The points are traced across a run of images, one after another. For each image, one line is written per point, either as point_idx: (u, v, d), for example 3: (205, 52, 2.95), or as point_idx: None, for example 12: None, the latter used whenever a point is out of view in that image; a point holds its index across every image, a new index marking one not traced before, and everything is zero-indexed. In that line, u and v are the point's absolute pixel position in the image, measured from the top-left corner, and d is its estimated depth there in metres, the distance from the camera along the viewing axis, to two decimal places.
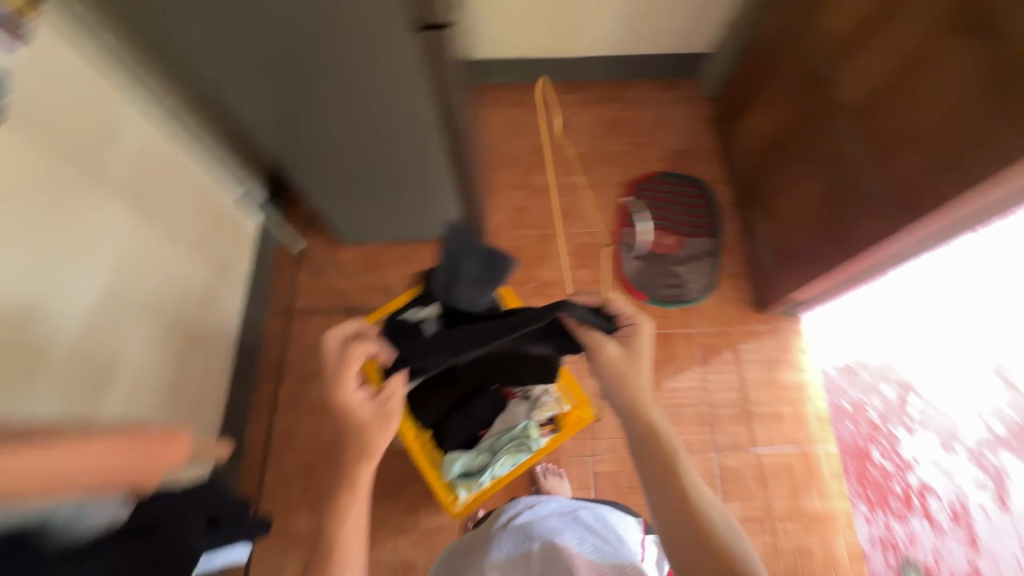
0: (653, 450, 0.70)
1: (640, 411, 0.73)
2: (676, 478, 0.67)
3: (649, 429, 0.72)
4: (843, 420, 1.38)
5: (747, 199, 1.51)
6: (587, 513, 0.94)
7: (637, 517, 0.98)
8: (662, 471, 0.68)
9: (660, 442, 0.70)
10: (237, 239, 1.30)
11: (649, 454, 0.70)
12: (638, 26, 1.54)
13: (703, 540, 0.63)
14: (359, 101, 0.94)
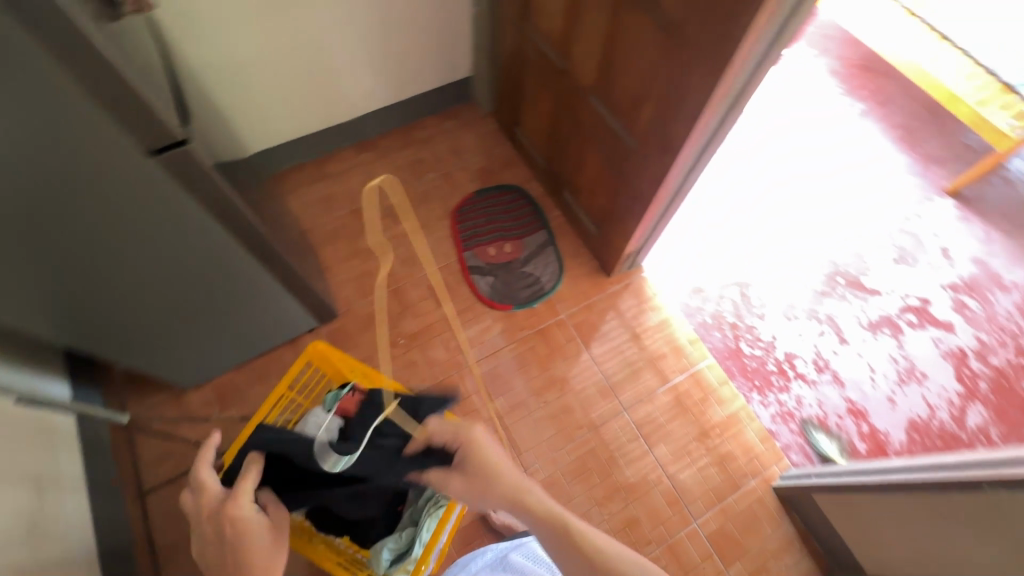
0: (544, 527, 0.79)
1: (518, 499, 0.81)
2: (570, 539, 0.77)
3: (532, 508, 0.80)
4: (711, 332, 1.59)
5: (555, 186, 1.65)
6: (517, 553, 1.03)
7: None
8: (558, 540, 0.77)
9: (546, 515, 0.79)
10: (50, 442, 1.07)
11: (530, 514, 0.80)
12: (399, 74, 1.62)
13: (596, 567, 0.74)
14: (128, 243, 0.86)
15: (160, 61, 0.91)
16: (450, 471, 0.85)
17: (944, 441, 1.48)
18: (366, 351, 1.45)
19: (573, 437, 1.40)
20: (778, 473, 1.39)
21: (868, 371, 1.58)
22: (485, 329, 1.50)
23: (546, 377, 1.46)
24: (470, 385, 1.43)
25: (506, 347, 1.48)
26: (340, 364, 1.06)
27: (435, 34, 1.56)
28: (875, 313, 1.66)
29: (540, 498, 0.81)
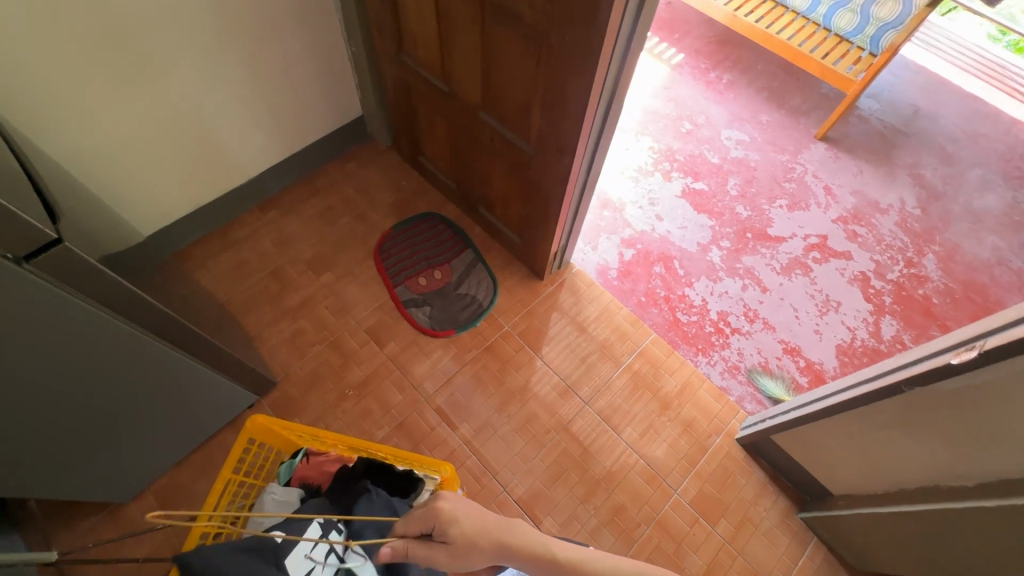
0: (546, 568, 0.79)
1: (513, 549, 0.78)
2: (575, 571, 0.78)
3: (529, 554, 0.79)
4: (648, 309, 1.67)
5: (470, 204, 1.67)
6: None
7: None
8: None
9: (544, 556, 0.79)
10: None
11: (524, 556, 0.79)
12: (287, 126, 1.58)
13: None
14: (16, 364, 0.77)
15: (14, 161, 0.84)
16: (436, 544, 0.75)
17: (869, 357, 1.63)
18: (315, 413, 1.38)
19: (544, 443, 1.40)
20: (737, 425, 1.47)
21: (792, 311, 1.71)
22: (433, 359, 1.48)
23: (505, 391, 1.46)
24: (430, 419, 1.40)
25: (459, 371, 1.47)
26: (286, 431, 1.01)
27: (316, 81, 1.55)
28: (785, 257, 1.81)
29: (533, 541, 0.80)
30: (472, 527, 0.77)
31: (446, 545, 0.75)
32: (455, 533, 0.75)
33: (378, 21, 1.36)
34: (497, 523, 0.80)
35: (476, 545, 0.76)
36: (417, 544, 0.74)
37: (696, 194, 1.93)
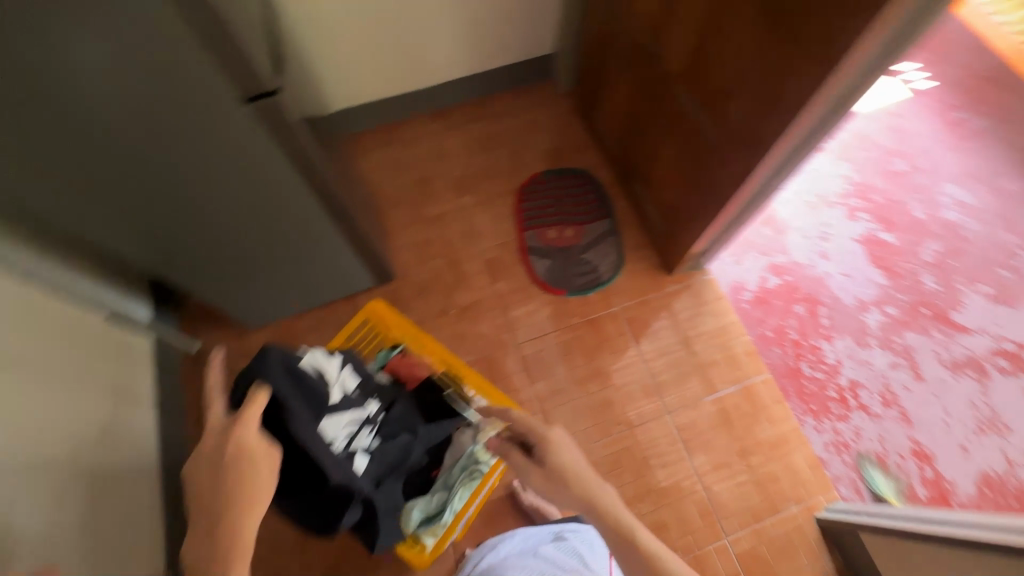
0: (621, 548, 0.70)
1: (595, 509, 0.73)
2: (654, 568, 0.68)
3: (609, 525, 0.72)
4: (770, 346, 1.51)
5: (625, 174, 1.60)
6: (559, 550, 0.92)
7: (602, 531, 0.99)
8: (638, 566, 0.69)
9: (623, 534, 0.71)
10: (126, 361, 1.20)
11: (605, 523, 0.72)
12: (481, 43, 1.60)
13: None
14: (215, 185, 0.91)
15: (260, 12, 0.94)
16: (530, 462, 0.80)
17: (1020, 502, 1.35)
18: (417, 317, 1.48)
19: (610, 431, 1.38)
20: (823, 503, 1.32)
21: (942, 413, 1.45)
22: (535, 311, 1.49)
23: (591, 368, 1.44)
24: (513, 364, 1.44)
25: (555, 332, 1.47)
26: (395, 324, 1.11)
27: (523, 6, 1.53)
28: (960, 352, 1.52)
29: (618, 513, 0.72)
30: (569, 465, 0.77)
31: (539, 465, 0.79)
32: (552, 461, 0.77)
33: None
34: (589, 477, 0.76)
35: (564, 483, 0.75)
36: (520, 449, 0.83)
37: (879, 245, 1.66)
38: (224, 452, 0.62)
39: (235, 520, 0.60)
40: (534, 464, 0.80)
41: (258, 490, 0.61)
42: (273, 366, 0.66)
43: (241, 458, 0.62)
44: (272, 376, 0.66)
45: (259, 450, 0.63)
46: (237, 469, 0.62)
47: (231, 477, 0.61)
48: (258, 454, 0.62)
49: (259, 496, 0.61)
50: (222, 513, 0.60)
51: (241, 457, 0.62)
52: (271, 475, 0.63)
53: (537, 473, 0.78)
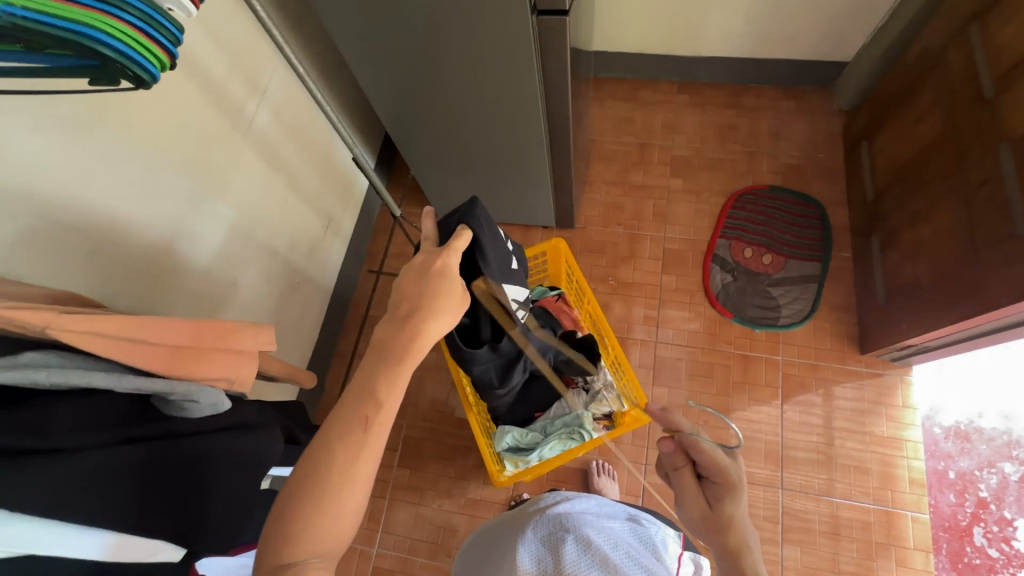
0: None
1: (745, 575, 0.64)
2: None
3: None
4: (945, 490, 1.24)
5: (867, 225, 1.36)
6: (631, 535, 0.78)
7: (677, 534, 0.86)
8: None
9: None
10: (345, 199, 1.41)
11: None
12: (771, 26, 1.43)
13: None
14: (473, 78, 0.97)
15: None
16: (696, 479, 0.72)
17: None
18: None
19: None
20: None
21: None
22: (691, 319, 1.41)
23: (720, 402, 1.33)
24: (644, 358, 1.39)
25: (700, 348, 1.38)
26: (565, 267, 1.12)
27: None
28: None
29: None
30: (736, 521, 0.67)
31: (701, 501, 0.70)
32: (718, 507, 0.68)
33: None
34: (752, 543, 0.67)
35: (726, 536, 0.67)
36: (688, 472, 0.72)
37: None
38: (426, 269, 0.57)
39: (421, 324, 0.55)
40: (699, 497, 0.71)
41: (449, 303, 0.56)
42: (478, 217, 0.68)
43: (443, 275, 0.57)
44: (477, 227, 0.68)
45: (459, 277, 0.58)
46: (434, 283, 0.57)
47: (424, 292, 0.56)
48: (456, 278, 0.58)
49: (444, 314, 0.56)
50: (406, 318, 0.54)
51: (445, 276, 0.57)
52: (459, 301, 0.58)
53: (697, 506, 0.70)
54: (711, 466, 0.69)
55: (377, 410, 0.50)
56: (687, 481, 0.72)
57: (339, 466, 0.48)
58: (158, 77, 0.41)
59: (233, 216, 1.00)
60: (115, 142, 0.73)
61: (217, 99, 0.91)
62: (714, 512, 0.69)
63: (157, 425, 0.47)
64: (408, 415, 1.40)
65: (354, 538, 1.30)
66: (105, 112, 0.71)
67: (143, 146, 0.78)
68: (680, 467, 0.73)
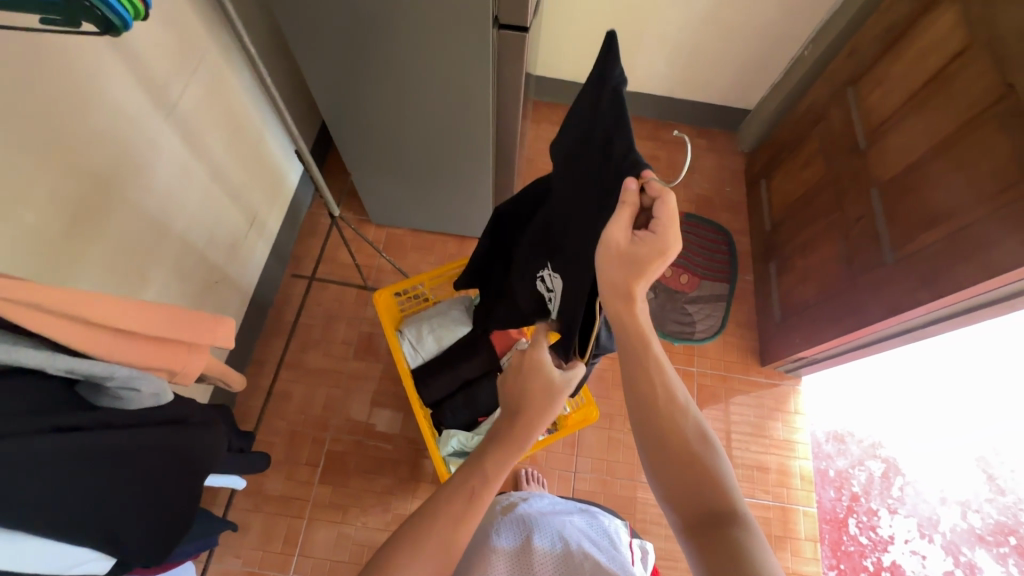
0: (637, 390, 0.59)
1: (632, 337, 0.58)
2: (664, 428, 0.57)
3: (641, 363, 0.58)
4: (826, 486, 1.40)
5: (765, 251, 1.54)
6: (594, 531, 0.81)
7: (625, 523, 0.92)
8: (648, 424, 0.58)
9: (650, 386, 0.58)
10: (272, 196, 1.33)
11: (631, 364, 0.59)
12: (689, 72, 1.60)
13: (687, 474, 0.55)
14: (425, 82, 0.98)
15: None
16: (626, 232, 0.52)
17: None
18: None
19: (634, 477, 1.35)
20: None
21: None
22: None
23: None
24: None
25: None
26: None
27: (747, 54, 1.51)
28: None
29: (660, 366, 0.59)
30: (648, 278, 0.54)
31: (624, 246, 0.52)
32: (641, 262, 0.52)
33: (861, 41, 1.24)
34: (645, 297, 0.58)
35: (628, 288, 0.54)
36: (632, 211, 0.50)
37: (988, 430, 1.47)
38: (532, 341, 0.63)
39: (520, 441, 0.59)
40: (625, 238, 0.51)
41: (534, 406, 0.61)
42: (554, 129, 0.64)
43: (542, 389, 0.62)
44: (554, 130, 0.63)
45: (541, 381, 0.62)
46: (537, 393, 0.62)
47: (523, 399, 0.62)
48: (540, 378, 0.62)
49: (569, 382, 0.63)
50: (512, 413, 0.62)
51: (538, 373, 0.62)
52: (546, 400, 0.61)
53: (616, 246, 0.51)
54: (661, 219, 0.53)
55: (484, 485, 0.55)
56: (623, 221, 0.50)
57: (442, 521, 0.52)
58: (129, 25, 0.39)
59: (149, 204, 0.90)
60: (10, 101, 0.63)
61: (140, 71, 0.82)
62: (634, 260, 0.52)
63: (91, 414, 0.47)
64: (332, 427, 1.32)
65: (265, 564, 1.19)
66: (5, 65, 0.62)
67: (45, 110, 0.68)
68: (624, 205, 0.50)
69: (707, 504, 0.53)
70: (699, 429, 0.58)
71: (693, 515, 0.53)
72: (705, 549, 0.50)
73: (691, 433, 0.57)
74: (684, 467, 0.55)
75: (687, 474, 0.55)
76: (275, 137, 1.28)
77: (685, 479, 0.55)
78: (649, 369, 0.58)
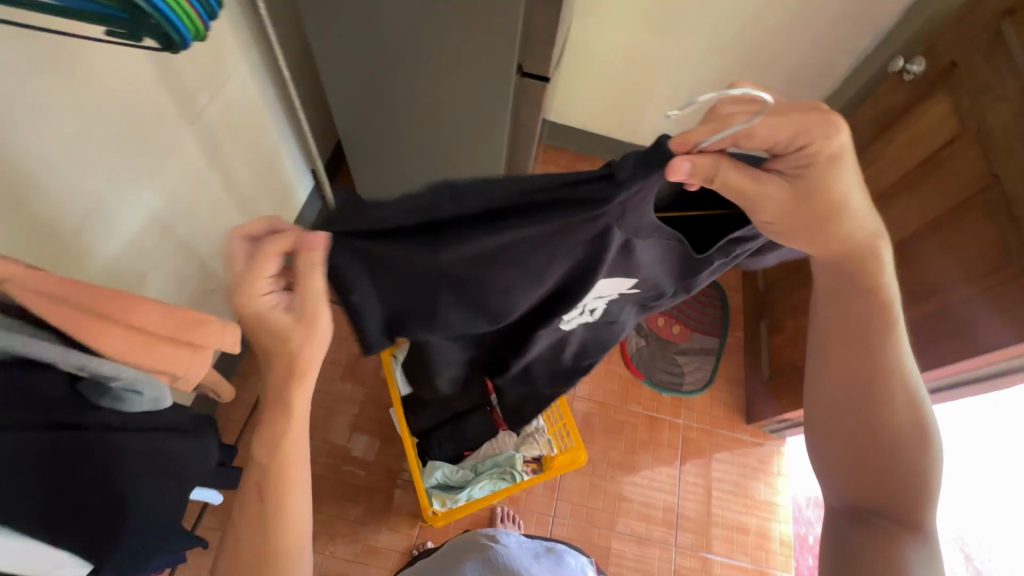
0: (843, 372, 0.63)
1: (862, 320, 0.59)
2: (870, 419, 0.61)
3: (861, 351, 0.60)
4: (805, 553, 1.37)
5: (757, 310, 1.57)
6: None
7: (592, 559, 0.93)
8: (835, 409, 0.65)
9: (886, 384, 0.60)
10: (279, 210, 1.34)
11: (865, 356, 0.60)
12: None
13: (880, 475, 0.62)
14: (445, 118, 1.02)
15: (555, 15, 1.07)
16: (767, 175, 0.48)
17: None
18: None
19: (613, 526, 1.33)
20: None
21: None
22: (607, 377, 1.49)
23: (627, 459, 1.40)
24: None
25: (612, 405, 1.46)
26: None
27: None
28: None
29: (897, 364, 0.60)
30: (856, 170, 0.50)
31: (789, 190, 0.49)
32: (818, 180, 0.48)
33: (859, 119, 1.31)
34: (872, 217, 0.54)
35: (830, 233, 0.53)
36: (735, 169, 0.47)
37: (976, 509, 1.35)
38: (245, 279, 0.48)
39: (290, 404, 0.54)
40: (772, 189, 0.48)
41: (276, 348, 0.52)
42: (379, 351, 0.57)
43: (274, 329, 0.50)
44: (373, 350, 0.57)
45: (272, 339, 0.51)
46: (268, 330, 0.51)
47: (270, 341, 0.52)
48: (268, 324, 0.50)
49: (317, 315, 0.50)
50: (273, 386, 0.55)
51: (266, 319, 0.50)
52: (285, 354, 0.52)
53: (783, 199, 0.49)
54: (791, 133, 0.46)
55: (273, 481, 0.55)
56: (741, 178, 0.47)
57: (251, 526, 0.54)
58: (188, 43, 0.41)
59: (159, 205, 0.91)
60: (39, 95, 0.65)
61: (171, 80, 0.85)
62: (813, 188, 0.49)
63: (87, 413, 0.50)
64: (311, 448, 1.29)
65: None
66: (40, 61, 0.64)
67: (75, 109, 0.70)
68: (728, 175, 0.46)
69: (880, 502, 0.62)
70: (915, 424, 0.60)
71: (853, 501, 0.65)
72: (862, 538, 0.62)
73: (899, 429, 0.60)
74: (875, 464, 0.62)
75: (869, 466, 0.63)
76: (290, 154, 1.30)
77: (872, 479, 0.62)
78: (888, 365, 0.60)
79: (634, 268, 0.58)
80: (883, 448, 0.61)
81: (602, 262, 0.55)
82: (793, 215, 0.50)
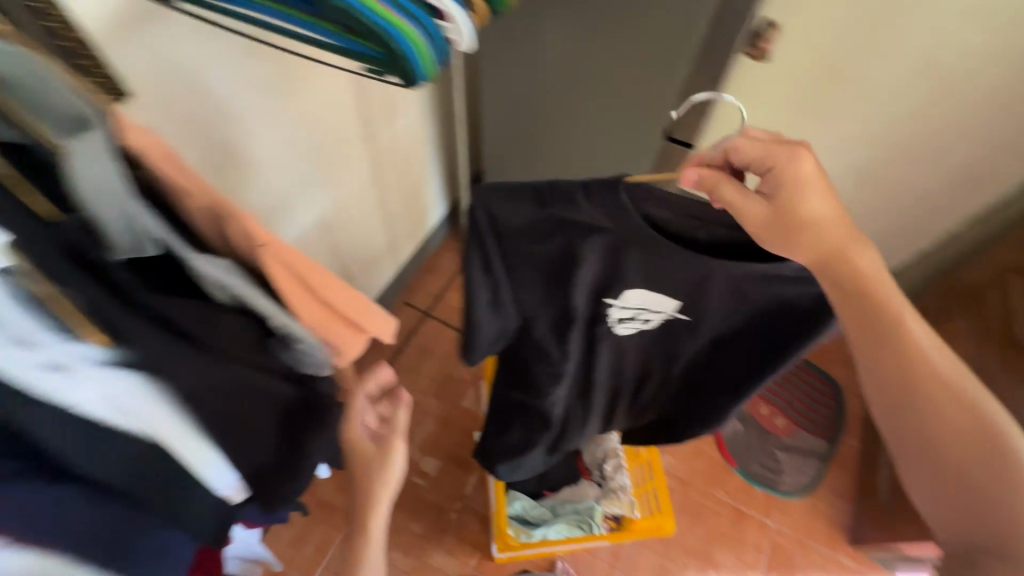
0: (879, 383, 0.53)
1: (886, 325, 0.51)
2: (925, 434, 0.52)
3: (892, 355, 0.52)
4: None
5: (880, 421, 1.40)
6: None
7: None
8: (889, 421, 0.54)
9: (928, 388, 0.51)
10: (411, 227, 1.46)
11: (894, 363, 0.52)
12: None
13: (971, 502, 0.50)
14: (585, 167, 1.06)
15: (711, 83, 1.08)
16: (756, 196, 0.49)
17: None
18: None
19: None
20: None
21: None
22: (696, 455, 1.40)
23: (703, 549, 1.30)
24: None
25: (696, 486, 1.36)
26: None
27: None
28: None
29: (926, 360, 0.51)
30: (827, 193, 0.49)
31: (769, 205, 0.48)
32: (794, 204, 0.48)
33: None
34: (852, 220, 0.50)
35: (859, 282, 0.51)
36: (733, 182, 0.48)
37: None
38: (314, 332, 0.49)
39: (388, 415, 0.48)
40: (758, 205, 0.47)
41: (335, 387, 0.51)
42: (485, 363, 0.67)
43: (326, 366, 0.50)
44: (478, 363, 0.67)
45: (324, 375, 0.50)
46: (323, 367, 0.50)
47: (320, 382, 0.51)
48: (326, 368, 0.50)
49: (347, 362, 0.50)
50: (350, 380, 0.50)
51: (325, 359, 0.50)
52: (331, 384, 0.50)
53: (764, 215, 0.47)
54: (761, 155, 0.48)
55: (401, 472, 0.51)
56: (732, 190, 0.48)
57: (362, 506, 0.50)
58: (423, 82, 0.47)
59: (325, 206, 1.05)
60: (269, 103, 0.80)
61: (360, 103, 1.00)
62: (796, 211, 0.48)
63: None
64: None
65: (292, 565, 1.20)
66: (277, 78, 0.79)
67: (289, 117, 0.85)
68: (720, 181, 0.49)
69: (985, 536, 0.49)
70: (978, 430, 0.50)
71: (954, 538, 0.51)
72: None
73: (960, 432, 0.51)
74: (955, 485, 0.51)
75: (952, 491, 0.51)
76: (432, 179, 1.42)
77: (966, 505, 0.50)
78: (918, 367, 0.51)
79: (672, 283, 0.58)
80: (958, 463, 0.51)
81: (619, 268, 0.57)
82: (777, 238, 0.48)
